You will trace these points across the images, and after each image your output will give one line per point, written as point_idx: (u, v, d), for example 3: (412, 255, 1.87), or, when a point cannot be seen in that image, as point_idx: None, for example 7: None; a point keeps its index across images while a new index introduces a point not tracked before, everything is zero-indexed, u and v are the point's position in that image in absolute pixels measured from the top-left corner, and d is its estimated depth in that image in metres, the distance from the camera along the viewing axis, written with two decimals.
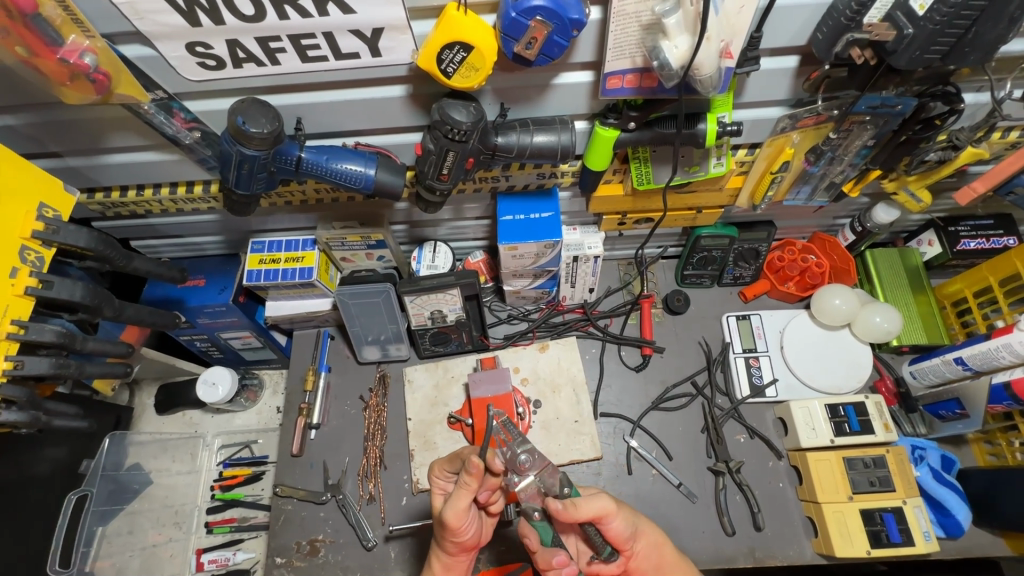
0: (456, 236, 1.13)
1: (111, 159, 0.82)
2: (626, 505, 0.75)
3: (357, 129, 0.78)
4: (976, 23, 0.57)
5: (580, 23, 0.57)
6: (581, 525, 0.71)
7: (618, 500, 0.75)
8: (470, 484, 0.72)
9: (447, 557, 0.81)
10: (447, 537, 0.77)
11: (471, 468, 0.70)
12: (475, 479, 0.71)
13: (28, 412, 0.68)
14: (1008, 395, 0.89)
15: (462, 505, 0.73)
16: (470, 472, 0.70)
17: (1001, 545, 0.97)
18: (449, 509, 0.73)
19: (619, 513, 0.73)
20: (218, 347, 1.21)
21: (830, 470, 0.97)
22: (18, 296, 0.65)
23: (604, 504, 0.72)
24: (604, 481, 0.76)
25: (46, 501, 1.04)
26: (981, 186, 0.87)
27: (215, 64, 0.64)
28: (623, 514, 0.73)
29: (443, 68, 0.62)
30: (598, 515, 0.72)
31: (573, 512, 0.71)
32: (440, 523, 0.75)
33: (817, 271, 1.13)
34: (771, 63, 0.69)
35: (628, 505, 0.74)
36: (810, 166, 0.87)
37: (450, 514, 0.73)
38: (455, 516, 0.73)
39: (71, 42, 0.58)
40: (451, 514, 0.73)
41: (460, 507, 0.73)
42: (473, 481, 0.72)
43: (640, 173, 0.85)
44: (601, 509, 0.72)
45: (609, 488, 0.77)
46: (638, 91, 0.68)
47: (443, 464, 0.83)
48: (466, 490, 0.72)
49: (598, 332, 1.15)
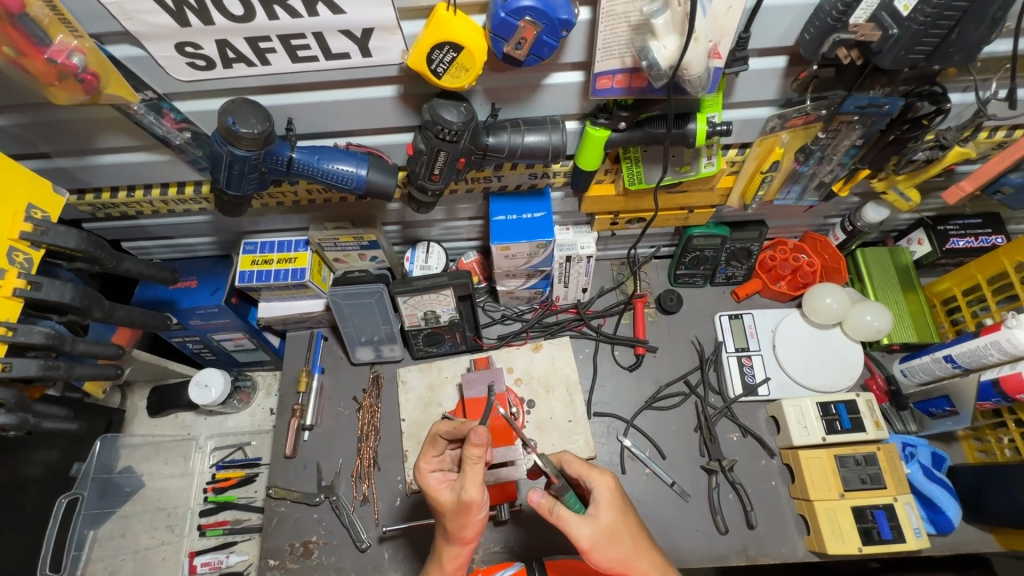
0: (449, 236, 1.13)
1: (101, 160, 0.82)
2: (621, 526, 0.72)
3: (348, 130, 0.78)
4: (960, 23, 0.58)
5: (569, 23, 0.57)
6: (578, 534, 0.70)
7: (616, 517, 0.72)
8: (476, 460, 0.70)
9: (456, 550, 0.75)
10: (458, 524, 0.72)
11: (477, 442, 0.69)
12: (481, 452, 0.70)
13: (16, 415, 0.68)
14: (997, 392, 0.90)
15: (478, 480, 0.71)
16: (476, 442, 0.69)
17: (991, 541, 0.98)
18: (467, 486, 0.70)
19: (608, 537, 0.70)
20: (210, 349, 1.21)
21: (822, 468, 0.97)
22: (6, 297, 0.65)
23: (591, 531, 0.70)
24: (616, 493, 0.74)
25: (35, 504, 1.03)
26: (968, 186, 0.88)
27: (205, 64, 0.64)
28: (614, 537, 0.71)
29: (433, 69, 0.62)
30: (584, 541, 0.70)
31: (569, 520, 0.71)
32: (456, 506, 0.72)
33: (807, 270, 1.14)
34: (760, 64, 0.69)
35: (624, 523, 0.72)
36: (800, 165, 0.88)
37: (471, 491, 0.70)
38: (475, 490, 0.70)
39: (59, 42, 0.58)
40: (469, 490, 0.70)
41: (477, 482, 0.71)
42: (479, 453, 0.70)
43: (632, 174, 0.86)
44: (585, 537, 0.70)
45: (607, 504, 0.73)
46: (628, 91, 0.68)
47: (430, 452, 0.80)
48: (476, 465, 0.70)
49: (591, 331, 1.16)
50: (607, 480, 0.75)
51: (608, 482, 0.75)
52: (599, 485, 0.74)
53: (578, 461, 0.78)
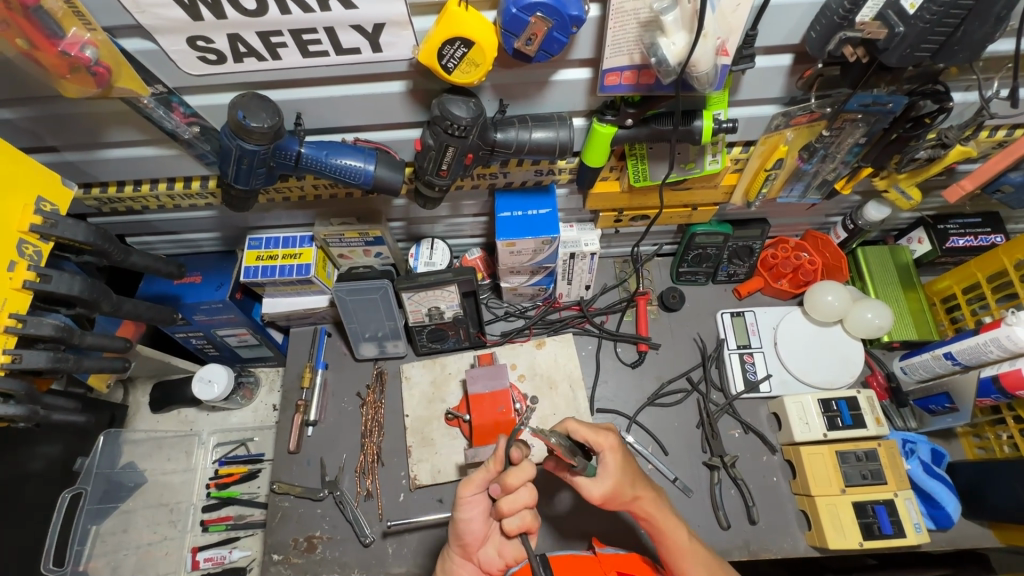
0: (452, 233, 1.14)
1: (109, 154, 0.82)
2: (627, 476, 0.77)
3: (356, 125, 0.78)
4: (965, 21, 0.59)
5: (579, 19, 0.57)
6: (590, 492, 0.76)
7: (622, 473, 0.76)
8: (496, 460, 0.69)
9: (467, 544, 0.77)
10: (465, 518, 0.74)
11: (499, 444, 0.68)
12: (502, 453, 0.69)
13: (25, 406, 0.68)
14: (996, 388, 0.91)
15: (488, 480, 0.70)
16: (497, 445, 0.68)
17: (990, 536, 0.99)
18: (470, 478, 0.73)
19: (617, 490, 0.76)
20: (214, 345, 1.21)
21: (823, 463, 0.98)
22: (16, 290, 0.65)
23: (603, 488, 0.76)
24: (619, 452, 0.77)
25: (38, 500, 1.03)
26: (969, 185, 0.89)
27: (216, 58, 0.65)
28: (622, 489, 0.76)
29: (444, 64, 0.63)
30: (597, 498, 0.76)
31: (583, 483, 0.77)
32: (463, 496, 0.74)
33: (808, 268, 1.14)
34: (766, 62, 0.70)
35: (630, 475, 0.77)
36: (803, 163, 0.88)
37: (470, 483, 0.74)
38: (471, 490, 0.74)
39: (72, 35, 0.58)
40: (467, 488, 0.74)
41: (476, 486, 0.74)
42: (500, 453, 0.69)
43: (637, 171, 0.87)
44: (597, 493, 0.76)
45: (614, 465, 0.76)
46: (635, 88, 0.69)
47: None
48: (483, 470, 0.74)
49: (594, 328, 1.16)
50: (612, 442, 0.77)
51: (613, 442, 0.77)
52: (603, 446, 0.77)
53: (583, 427, 0.77)
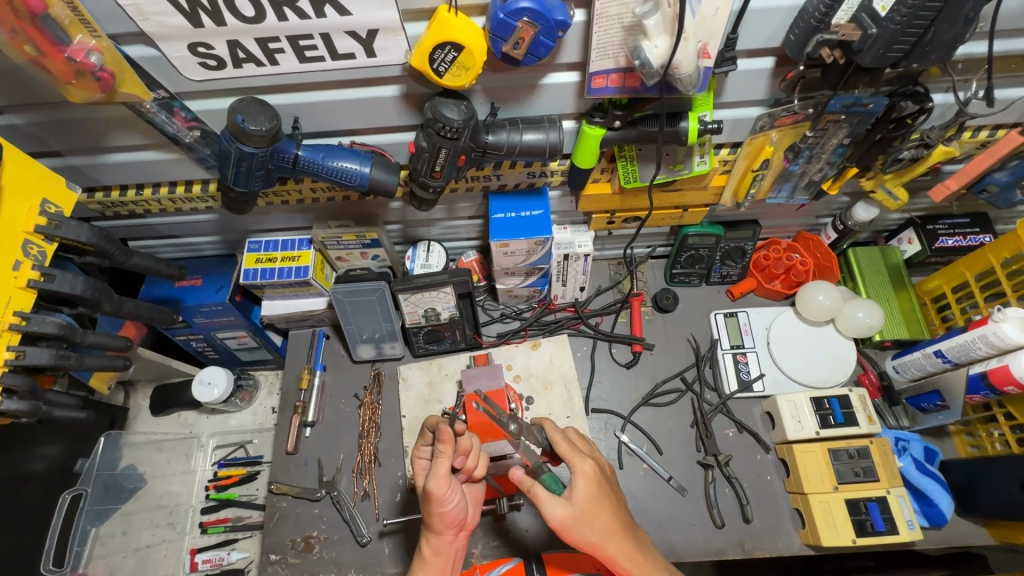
0: (449, 236, 1.16)
1: (113, 158, 0.84)
2: (594, 510, 0.75)
3: (352, 129, 0.81)
4: (935, 23, 0.61)
5: (565, 24, 0.59)
6: (551, 513, 0.75)
7: (590, 501, 0.76)
8: (444, 451, 0.74)
9: (434, 540, 0.80)
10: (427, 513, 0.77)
11: (443, 436, 0.73)
12: (448, 445, 0.74)
13: (28, 402, 0.70)
14: (985, 384, 0.92)
15: (439, 475, 0.74)
16: (442, 438, 0.73)
17: (983, 533, 0.99)
18: (430, 478, 0.75)
19: (581, 521, 0.75)
20: (213, 347, 1.23)
21: (816, 462, 0.99)
22: (20, 288, 0.67)
23: (563, 512, 0.74)
24: (592, 482, 0.77)
25: (39, 500, 1.04)
26: (954, 184, 0.91)
27: (216, 64, 0.67)
28: (587, 521, 0.75)
29: (436, 67, 0.65)
30: (556, 521, 0.74)
31: (546, 501, 0.75)
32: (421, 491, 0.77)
33: (801, 269, 1.15)
34: (748, 64, 0.72)
35: (597, 510, 0.76)
36: (789, 163, 0.90)
37: (434, 484, 0.75)
38: (438, 483, 0.74)
39: (78, 42, 0.61)
40: (434, 482, 0.75)
41: (439, 477, 0.75)
42: (449, 446, 0.74)
43: (627, 172, 0.89)
44: (558, 516, 0.74)
45: (583, 493, 0.76)
46: (622, 91, 0.71)
47: (421, 442, 0.84)
48: (442, 458, 0.75)
49: (589, 330, 1.18)
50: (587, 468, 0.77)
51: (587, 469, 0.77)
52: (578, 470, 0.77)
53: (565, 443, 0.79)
